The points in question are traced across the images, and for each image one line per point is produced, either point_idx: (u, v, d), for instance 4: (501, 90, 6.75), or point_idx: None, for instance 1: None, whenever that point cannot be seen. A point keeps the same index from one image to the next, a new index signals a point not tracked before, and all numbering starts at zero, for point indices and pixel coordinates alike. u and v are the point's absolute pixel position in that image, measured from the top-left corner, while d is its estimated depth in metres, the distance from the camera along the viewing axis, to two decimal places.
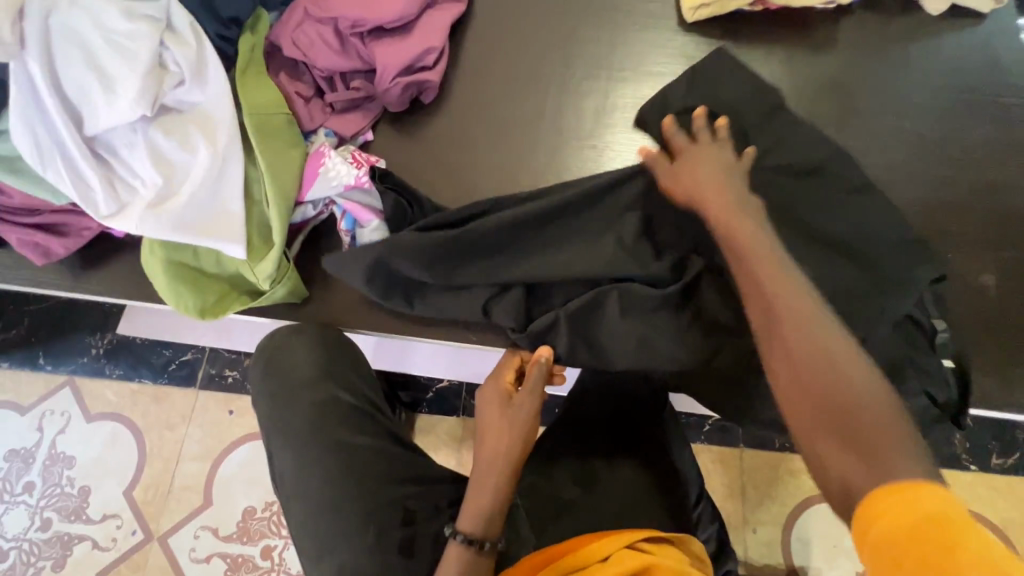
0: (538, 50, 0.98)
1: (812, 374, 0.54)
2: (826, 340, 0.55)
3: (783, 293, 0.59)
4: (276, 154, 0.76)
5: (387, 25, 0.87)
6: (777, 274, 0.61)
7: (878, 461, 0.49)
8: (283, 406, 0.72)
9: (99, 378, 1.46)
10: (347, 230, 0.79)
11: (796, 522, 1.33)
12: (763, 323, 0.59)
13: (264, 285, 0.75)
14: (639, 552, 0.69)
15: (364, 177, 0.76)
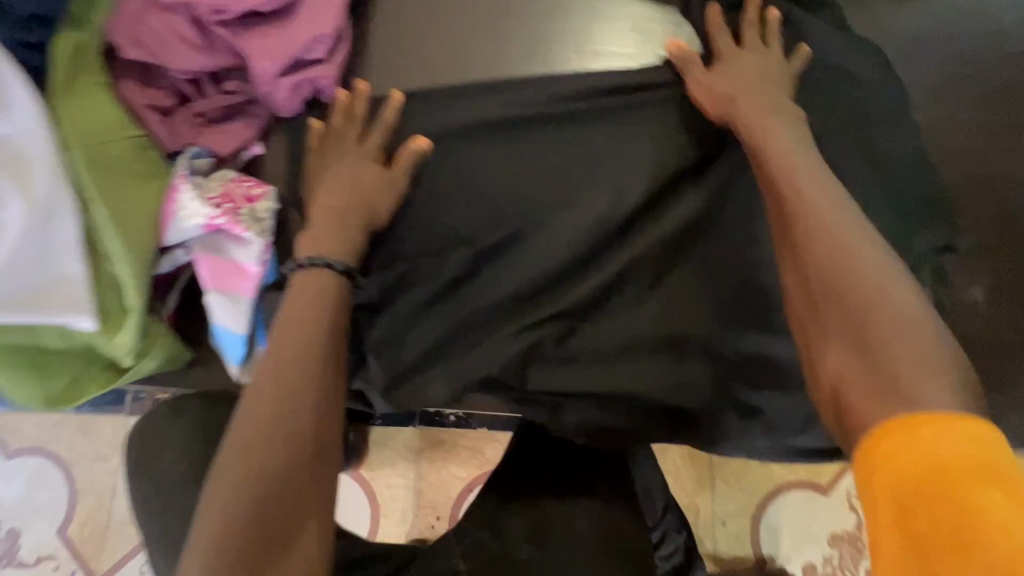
0: (462, 13, 0.77)
1: (827, 284, 0.54)
2: (856, 250, 0.55)
3: (821, 204, 0.59)
4: (122, 192, 0.60)
5: (260, 6, 0.67)
6: (812, 188, 0.60)
7: (880, 372, 0.48)
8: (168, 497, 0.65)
9: (13, 411, 1.32)
10: (206, 295, 0.63)
11: (766, 511, 1.31)
12: (789, 234, 0.60)
13: (127, 359, 0.61)
14: None
15: (221, 217, 0.62)
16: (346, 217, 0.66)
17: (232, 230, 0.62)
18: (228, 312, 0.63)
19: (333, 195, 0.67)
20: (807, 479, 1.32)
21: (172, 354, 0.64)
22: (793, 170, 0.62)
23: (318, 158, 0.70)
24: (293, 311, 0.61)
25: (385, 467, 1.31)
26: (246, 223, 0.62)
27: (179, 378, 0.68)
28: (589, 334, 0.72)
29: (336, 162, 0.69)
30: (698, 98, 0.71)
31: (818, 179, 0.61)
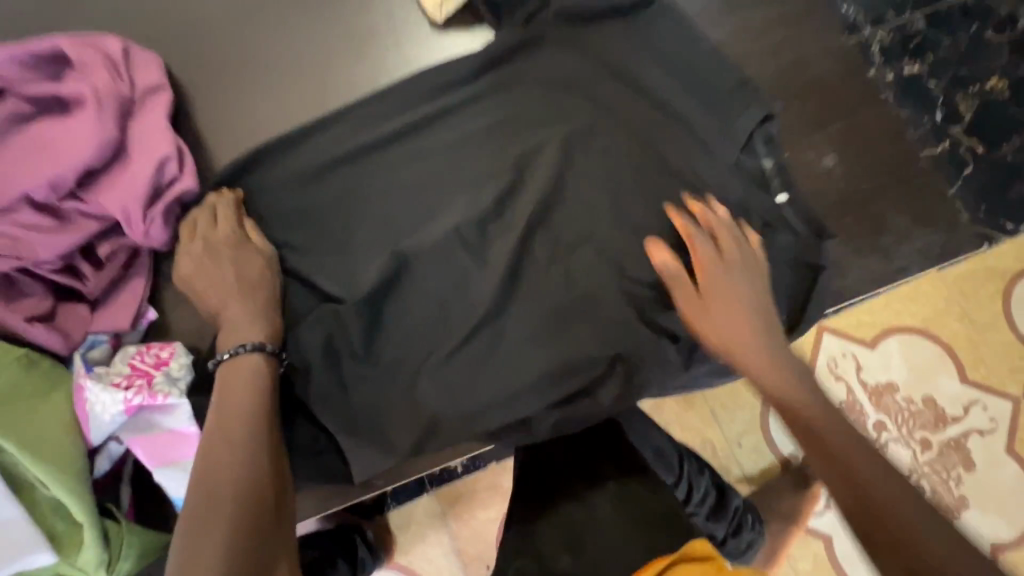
0: (300, 122, 0.85)
1: (752, 368, 0.64)
2: (750, 305, 0.67)
3: (732, 275, 0.68)
4: (27, 417, 0.59)
5: (95, 164, 0.68)
6: (683, 215, 0.72)
7: (808, 431, 0.58)
8: None
9: None
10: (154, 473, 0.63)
11: (769, 416, 1.37)
12: (704, 304, 0.68)
13: (99, 572, 0.59)
14: None
15: (137, 396, 0.60)
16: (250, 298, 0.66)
17: (152, 402, 0.61)
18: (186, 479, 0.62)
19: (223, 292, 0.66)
20: None
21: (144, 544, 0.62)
22: (706, 255, 0.69)
23: (187, 274, 0.68)
24: (226, 406, 0.58)
25: (418, 545, 1.29)
26: (166, 387, 0.62)
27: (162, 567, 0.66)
28: (511, 339, 0.70)
29: (201, 269, 0.68)
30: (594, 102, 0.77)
31: (722, 268, 0.68)
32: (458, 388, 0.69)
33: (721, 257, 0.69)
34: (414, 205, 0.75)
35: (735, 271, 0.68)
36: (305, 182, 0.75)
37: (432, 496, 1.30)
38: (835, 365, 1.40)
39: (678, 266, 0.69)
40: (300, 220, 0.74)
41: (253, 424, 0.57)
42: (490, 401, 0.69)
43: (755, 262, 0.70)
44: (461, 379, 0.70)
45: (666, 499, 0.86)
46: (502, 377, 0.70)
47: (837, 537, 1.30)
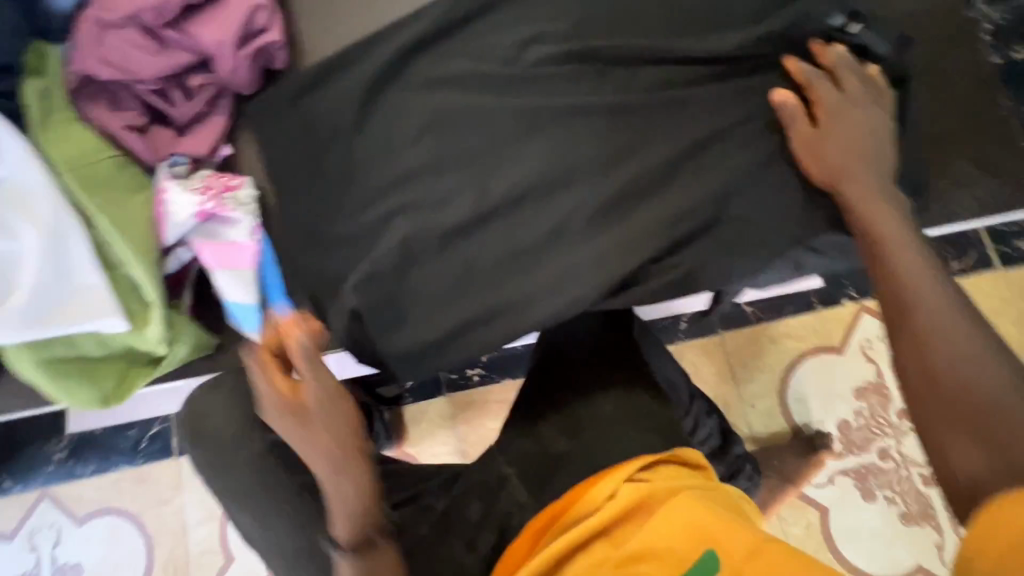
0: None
1: (853, 197, 0.67)
2: (901, 257, 0.61)
3: (855, 140, 0.68)
4: (118, 207, 0.67)
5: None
6: (802, 63, 0.72)
7: (907, 326, 0.57)
8: (226, 473, 0.70)
9: (74, 480, 1.41)
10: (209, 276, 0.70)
11: (789, 384, 1.37)
12: (822, 160, 0.69)
13: (160, 350, 0.68)
14: (639, 484, 0.69)
15: (210, 204, 0.68)
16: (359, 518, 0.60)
17: (221, 212, 0.69)
18: (238, 284, 0.70)
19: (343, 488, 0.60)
20: (818, 343, 1.38)
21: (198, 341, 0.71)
22: (829, 97, 0.70)
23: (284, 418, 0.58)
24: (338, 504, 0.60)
25: (427, 439, 1.37)
26: (233, 203, 0.70)
27: (210, 366, 0.75)
28: (544, 218, 0.74)
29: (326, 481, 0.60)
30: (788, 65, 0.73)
31: (841, 102, 0.69)
32: (486, 255, 0.74)
33: (843, 95, 0.69)
34: (477, 85, 0.79)
35: (854, 109, 0.69)
36: (380, 48, 0.80)
37: (447, 397, 1.38)
38: (868, 346, 1.38)
39: (795, 107, 0.71)
40: (369, 81, 0.79)
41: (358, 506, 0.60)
42: (513, 271, 0.74)
43: (878, 104, 0.70)
44: (496, 250, 0.75)
45: (671, 410, 0.87)
46: (529, 251, 0.74)
47: (835, 511, 1.30)
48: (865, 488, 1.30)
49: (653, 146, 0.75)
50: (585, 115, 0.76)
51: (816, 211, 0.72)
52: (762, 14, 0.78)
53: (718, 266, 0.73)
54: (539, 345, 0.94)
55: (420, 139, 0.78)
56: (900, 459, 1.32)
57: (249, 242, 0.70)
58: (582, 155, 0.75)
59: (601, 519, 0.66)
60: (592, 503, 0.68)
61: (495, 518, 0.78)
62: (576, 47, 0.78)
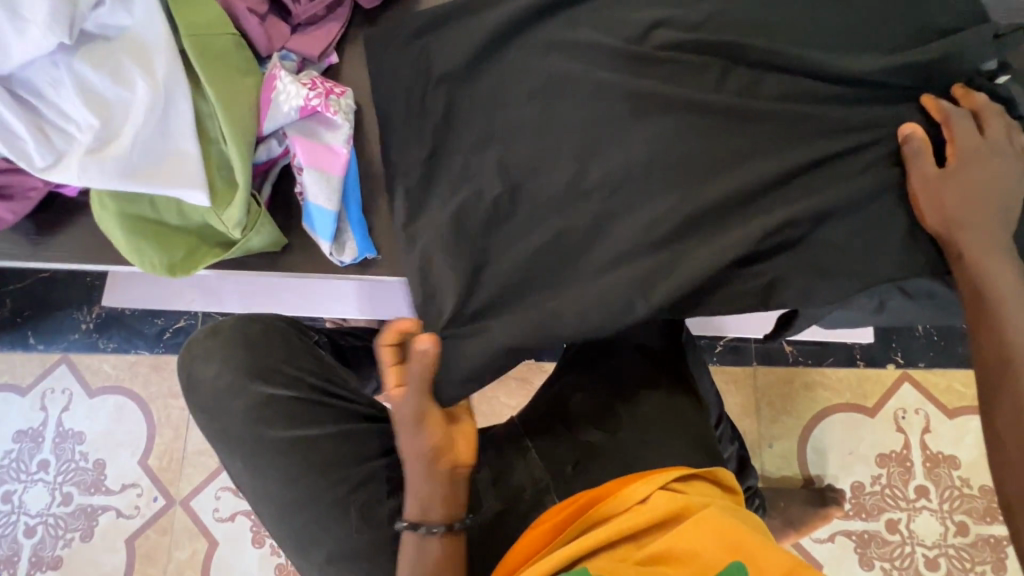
0: None
1: (961, 247, 0.65)
2: (1012, 316, 0.60)
3: (981, 186, 0.66)
4: (227, 83, 0.67)
5: None
6: (943, 102, 0.70)
7: (1010, 389, 0.57)
8: (213, 411, 0.74)
9: (95, 352, 1.43)
10: (298, 172, 0.70)
11: (811, 433, 1.33)
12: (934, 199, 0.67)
13: (234, 234, 0.67)
14: (673, 493, 0.68)
15: (316, 100, 0.68)
16: (420, 470, 0.61)
17: (324, 111, 0.69)
18: (323, 187, 0.70)
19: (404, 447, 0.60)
20: (851, 401, 1.34)
21: (268, 236, 0.71)
22: (962, 139, 0.67)
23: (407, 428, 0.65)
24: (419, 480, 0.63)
25: None
26: (337, 106, 0.70)
27: (272, 265, 0.75)
28: (633, 197, 0.72)
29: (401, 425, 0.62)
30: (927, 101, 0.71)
31: (973, 149, 0.67)
32: (566, 220, 0.73)
33: (979, 140, 0.67)
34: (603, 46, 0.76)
35: (985, 159, 0.66)
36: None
37: None
38: (902, 415, 1.33)
39: (924, 142, 0.68)
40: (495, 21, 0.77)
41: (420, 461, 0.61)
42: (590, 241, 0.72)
43: (1013, 157, 0.67)
44: (580, 218, 0.73)
45: (705, 424, 0.85)
46: (610, 226, 0.72)
47: (828, 569, 1.27)
48: (864, 554, 1.27)
49: (761, 151, 0.72)
50: (699, 102, 0.73)
51: (918, 255, 0.69)
52: (908, 42, 0.74)
53: (803, 286, 0.70)
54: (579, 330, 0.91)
55: (526, 90, 0.76)
56: (907, 536, 1.28)
57: (342, 149, 0.70)
58: (687, 143, 0.73)
59: (629, 521, 0.64)
60: (621, 505, 0.67)
61: (509, 483, 0.77)
62: (706, 33, 0.75)
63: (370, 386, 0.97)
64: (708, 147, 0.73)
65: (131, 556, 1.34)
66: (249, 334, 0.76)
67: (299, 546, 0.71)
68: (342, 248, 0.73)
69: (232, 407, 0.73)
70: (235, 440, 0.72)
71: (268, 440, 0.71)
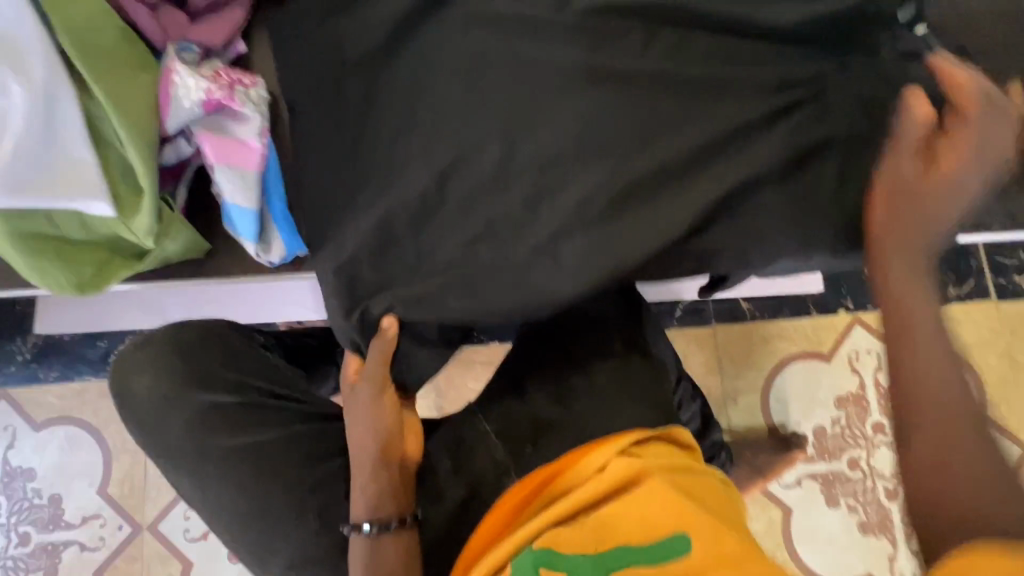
0: None
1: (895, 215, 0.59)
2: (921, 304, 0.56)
3: (944, 145, 0.57)
4: (117, 81, 0.61)
5: None
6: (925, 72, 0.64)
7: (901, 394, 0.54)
8: (153, 425, 0.70)
9: (36, 384, 1.35)
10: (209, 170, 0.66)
11: (772, 384, 1.37)
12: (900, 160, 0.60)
13: (147, 243, 0.63)
14: (631, 457, 0.68)
15: (221, 94, 0.64)
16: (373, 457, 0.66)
17: (231, 104, 0.64)
18: (239, 188, 0.66)
19: (358, 438, 0.67)
20: (808, 349, 1.38)
21: (187, 243, 0.67)
22: (969, 94, 0.57)
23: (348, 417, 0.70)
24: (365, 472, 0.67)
25: None
26: (246, 99, 0.66)
27: (198, 272, 0.71)
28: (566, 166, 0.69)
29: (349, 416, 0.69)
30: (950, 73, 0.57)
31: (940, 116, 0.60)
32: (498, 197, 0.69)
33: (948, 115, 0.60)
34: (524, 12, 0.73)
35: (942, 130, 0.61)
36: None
37: None
38: (856, 357, 1.38)
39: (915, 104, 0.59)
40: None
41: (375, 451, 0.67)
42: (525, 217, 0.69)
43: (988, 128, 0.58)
44: None
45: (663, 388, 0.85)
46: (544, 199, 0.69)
47: (797, 512, 1.32)
48: (829, 493, 1.32)
49: (691, 109, 0.70)
50: (623, 64, 0.71)
51: (847, 199, 0.71)
52: None
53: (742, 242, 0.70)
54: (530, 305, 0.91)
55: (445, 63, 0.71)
56: (867, 471, 1.34)
57: (257, 145, 0.66)
58: (616, 105, 0.70)
59: (587, 491, 0.65)
60: (581, 475, 0.67)
61: (472, 469, 0.76)
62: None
63: (327, 385, 0.95)
64: (637, 110, 0.70)
65: None
66: (182, 341, 0.72)
67: (258, 558, 0.68)
68: (268, 248, 0.71)
69: (172, 424, 0.70)
70: (178, 458, 0.69)
71: (214, 454, 0.68)
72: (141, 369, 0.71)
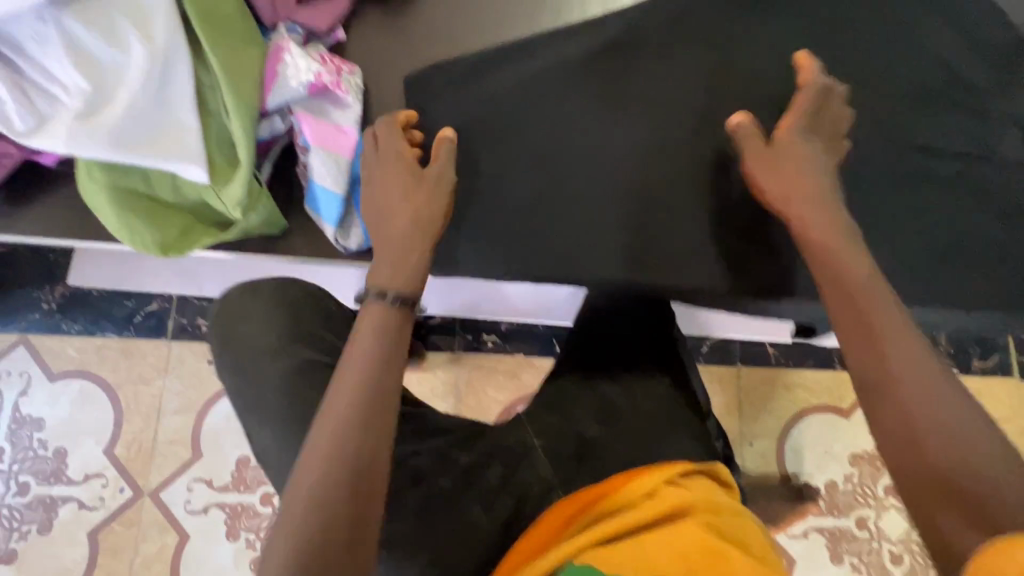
0: None
1: (904, 374, 0.52)
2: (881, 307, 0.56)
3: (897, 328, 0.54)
4: (231, 52, 0.62)
5: None
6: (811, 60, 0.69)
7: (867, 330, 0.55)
8: (248, 387, 0.71)
9: (58, 334, 1.35)
10: (302, 148, 0.67)
11: (789, 433, 1.37)
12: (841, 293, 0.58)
13: (234, 214, 0.64)
14: (681, 488, 0.68)
15: (327, 76, 0.66)
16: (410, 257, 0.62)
17: (334, 90, 0.66)
18: (327, 168, 0.67)
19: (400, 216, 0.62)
20: (829, 403, 1.39)
21: (269, 219, 0.67)
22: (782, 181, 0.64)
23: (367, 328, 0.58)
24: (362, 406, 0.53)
25: (425, 391, 1.36)
26: (349, 86, 0.68)
27: (275, 249, 0.72)
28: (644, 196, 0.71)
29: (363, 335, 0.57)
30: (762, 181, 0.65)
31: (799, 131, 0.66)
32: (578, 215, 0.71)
33: (804, 125, 0.67)
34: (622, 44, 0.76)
35: (828, 146, 0.67)
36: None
37: (456, 354, 1.37)
38: None
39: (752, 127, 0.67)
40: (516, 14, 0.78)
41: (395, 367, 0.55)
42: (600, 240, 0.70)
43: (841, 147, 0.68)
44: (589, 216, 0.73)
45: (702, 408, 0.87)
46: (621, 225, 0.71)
47: (801, 564, 1.31)
48: (834, 550, 1.32)
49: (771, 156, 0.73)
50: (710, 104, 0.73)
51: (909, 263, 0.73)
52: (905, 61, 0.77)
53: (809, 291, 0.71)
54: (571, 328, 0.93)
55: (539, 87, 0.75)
56: (874, 532, 1.33)
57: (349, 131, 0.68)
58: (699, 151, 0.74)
59: (654, 510, 0.64)
60: (629, 497, 0.68)
61: (519, 480, 0.76)
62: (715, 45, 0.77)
63: None
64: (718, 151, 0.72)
65: (94, 549, 1.27)
66: (287, 300, 0.75)
67: None
68: (347, 233, 0.70)
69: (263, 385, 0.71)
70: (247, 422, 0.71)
71: (266, 431, 0.69)
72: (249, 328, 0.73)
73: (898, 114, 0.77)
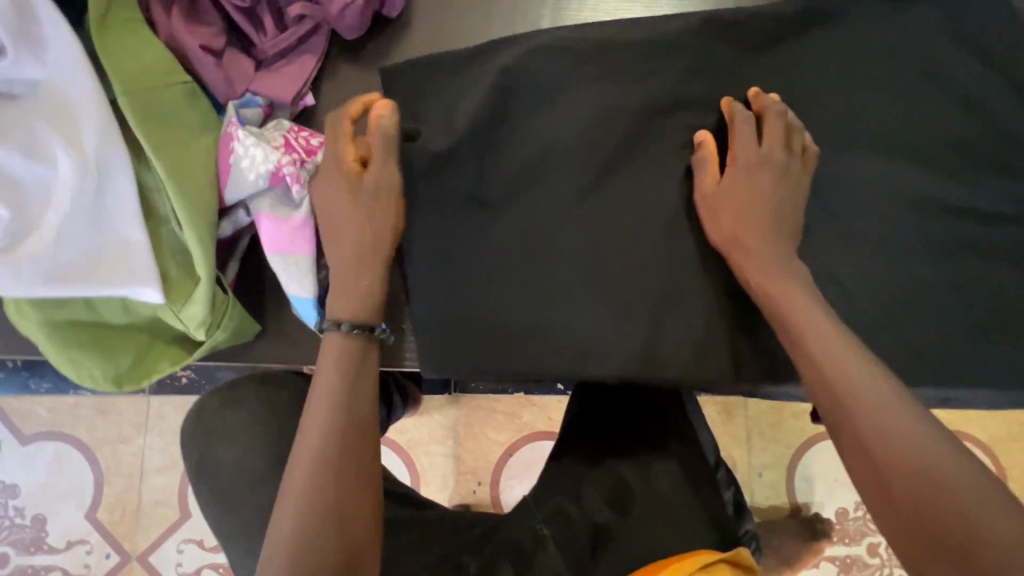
0: None
1: (858, 415, 0.48)
2: (808, 323, 0.55)
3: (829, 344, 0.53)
4: (179, 146, 0.53)
5: None
6: (736, 104, 0.64)
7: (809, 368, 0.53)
8: (247, 505, 0.65)
9: (26, 394, 1.26)
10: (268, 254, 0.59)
11: (799, 462, 1.33)
12: (787, 337, 0.56)
13: (197, 334, 0.56)
14: None
15: (286, 164, 0.55)
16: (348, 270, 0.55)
17: (298, 179, 0.55)
18: (295, 274, 0.57)
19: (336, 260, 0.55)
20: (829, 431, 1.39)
21: (239, 330, 0.59)
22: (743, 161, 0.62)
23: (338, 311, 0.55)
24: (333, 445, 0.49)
25: (422, 436, 1.30)
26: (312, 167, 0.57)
27: (250, 354, 0.64)
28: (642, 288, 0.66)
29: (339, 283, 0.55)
30: (707, 217, 0.64)
31: (756, 159, 0.61)
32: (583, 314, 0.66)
33: (758, 150, 0.62)
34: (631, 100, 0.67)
35: (774, 175, 0.61)
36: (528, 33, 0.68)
37: (454, 397, 1.30)
38: None
39: (712, 150, 0.64)
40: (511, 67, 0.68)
41: (360, 378, 0.52)
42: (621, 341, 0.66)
43: (799, 167, 0.63)
44: (596, 302, 0.67)
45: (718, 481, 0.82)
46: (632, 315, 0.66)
47: None
48: None
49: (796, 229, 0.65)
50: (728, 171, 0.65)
51: (947, 339, 0.66)
52: (952, 107, 0.67)
53: None
54: (575, 398, 0.89)
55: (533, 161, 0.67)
56: (885, 558, 1.31)
57: (314, 222, 0.58)
58: None
59: None
60: None
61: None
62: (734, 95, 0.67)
63: None
64: None
65: None
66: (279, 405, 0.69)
67: None
68: None
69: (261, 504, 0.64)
70: (230, 547, 0.64)
71: (251, 559, 0.62)
72: (245, 443, 0.67)
73: (945, 165, 0.67)
